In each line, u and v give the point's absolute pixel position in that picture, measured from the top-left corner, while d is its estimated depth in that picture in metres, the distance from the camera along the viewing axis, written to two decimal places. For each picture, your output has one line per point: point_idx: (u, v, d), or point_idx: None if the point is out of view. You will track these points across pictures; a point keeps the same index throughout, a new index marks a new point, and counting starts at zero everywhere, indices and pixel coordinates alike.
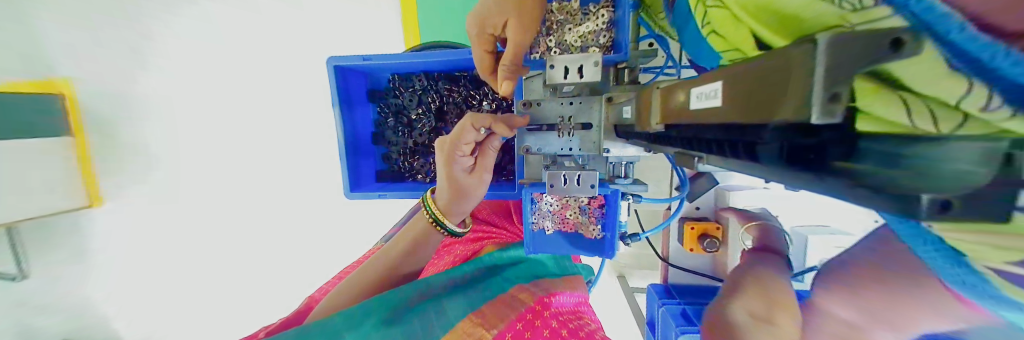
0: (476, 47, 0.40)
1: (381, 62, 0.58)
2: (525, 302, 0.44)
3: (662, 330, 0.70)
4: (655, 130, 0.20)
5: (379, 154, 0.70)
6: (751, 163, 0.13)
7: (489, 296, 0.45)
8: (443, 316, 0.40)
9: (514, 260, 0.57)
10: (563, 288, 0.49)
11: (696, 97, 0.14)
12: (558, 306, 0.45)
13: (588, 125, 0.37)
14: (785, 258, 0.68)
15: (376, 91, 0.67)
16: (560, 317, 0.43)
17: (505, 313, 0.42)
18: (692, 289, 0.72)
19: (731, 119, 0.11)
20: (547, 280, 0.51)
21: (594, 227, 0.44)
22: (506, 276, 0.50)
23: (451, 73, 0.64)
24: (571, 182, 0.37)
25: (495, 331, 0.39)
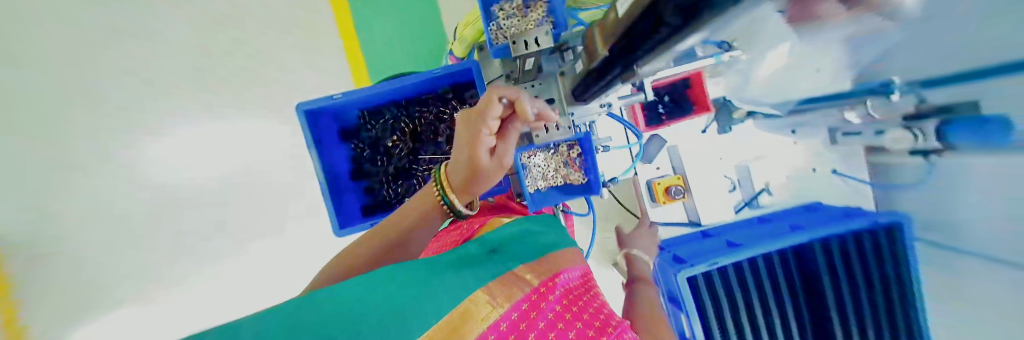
0: None
1: (353, 98, 0.64)
2: (530, 282, 0.45)
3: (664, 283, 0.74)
4: (602, 54, 0.30)
5: (361, 189, 0.72)
6: (654, 46, 0.21)
7: (496, 273, 0.44)
8: (452, 287, 0.37)
9: (513, 238, 0.58)
10: (564, 265, 0.54)
11: (619, 12, 0.23)
12: (562, 286, 0.48)
13: (551, 99, 0.48)
14: (738, 191, 0.80)
15: (349, 129, 0.71)
16: (563, 299, 0.47)
17: (510, 290, 0.42)
18: (676, 239, 0.80)
19: (631, 16, 0.20)
20: (550, 255, 0.54)
21: (578, 173, 0.50)
22: (509, 257, 0.51)
23: (419, 97, 0.71)
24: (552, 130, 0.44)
25: (503, 309, 0.38)
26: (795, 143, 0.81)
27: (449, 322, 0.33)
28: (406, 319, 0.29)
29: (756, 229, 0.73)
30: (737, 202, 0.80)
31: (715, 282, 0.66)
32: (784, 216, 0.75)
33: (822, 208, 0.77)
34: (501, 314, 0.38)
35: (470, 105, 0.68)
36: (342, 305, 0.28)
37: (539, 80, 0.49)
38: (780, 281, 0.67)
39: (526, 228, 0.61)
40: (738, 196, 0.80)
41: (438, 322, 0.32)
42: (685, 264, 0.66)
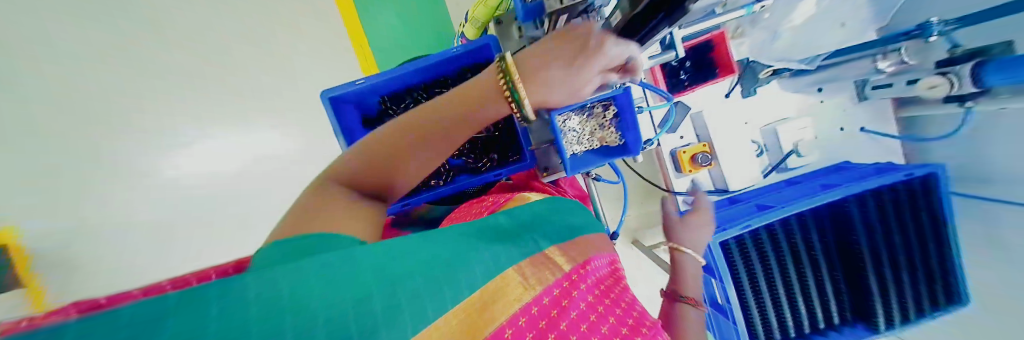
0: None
1: (375, 81, 0.64)
2: (563, 267, 0.40)
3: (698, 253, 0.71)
4: None
5: None
6: None
7: (529, 251, 0.40)
8: (485, 261, 0.33)
9: (544, 213, 0.53)
10: (592, 253, 0.48)
11: None
12: (594, 275, 0.42)
13: None
14: (765, 155, 0.79)
15: (371, 116, 0.72)
16: (597, 285, 0.41)
17: (543, 273, 0.37)
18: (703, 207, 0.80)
19: None
20: (579, 241, 0.49)
21: (613, 134, 0.51)
22: (542, 234, 0.46)
23: (437, 78, 0.70)
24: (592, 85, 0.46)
25: (535, 291, 0.34)
26: (822, 102, 0.79)
27: (483, 298, 0.29)
28: (440, 289, 0.26)
29: (788, 192, 0.71)
30: (764, 166, 0.79)
31: (748, 246, 0.64)
32: (813, 178, 0.74)
33: (852, 167, 0.75)
34: (537, 295, 0.33)
35: None
36: (374, 260, 0.25)
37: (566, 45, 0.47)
38: (814, 242, 0.66)
39: (558, 206, 0.58)
40: (765, 160, 0.80)
41: (472, 296, 0.28)
42: (717, 228, 0.64)
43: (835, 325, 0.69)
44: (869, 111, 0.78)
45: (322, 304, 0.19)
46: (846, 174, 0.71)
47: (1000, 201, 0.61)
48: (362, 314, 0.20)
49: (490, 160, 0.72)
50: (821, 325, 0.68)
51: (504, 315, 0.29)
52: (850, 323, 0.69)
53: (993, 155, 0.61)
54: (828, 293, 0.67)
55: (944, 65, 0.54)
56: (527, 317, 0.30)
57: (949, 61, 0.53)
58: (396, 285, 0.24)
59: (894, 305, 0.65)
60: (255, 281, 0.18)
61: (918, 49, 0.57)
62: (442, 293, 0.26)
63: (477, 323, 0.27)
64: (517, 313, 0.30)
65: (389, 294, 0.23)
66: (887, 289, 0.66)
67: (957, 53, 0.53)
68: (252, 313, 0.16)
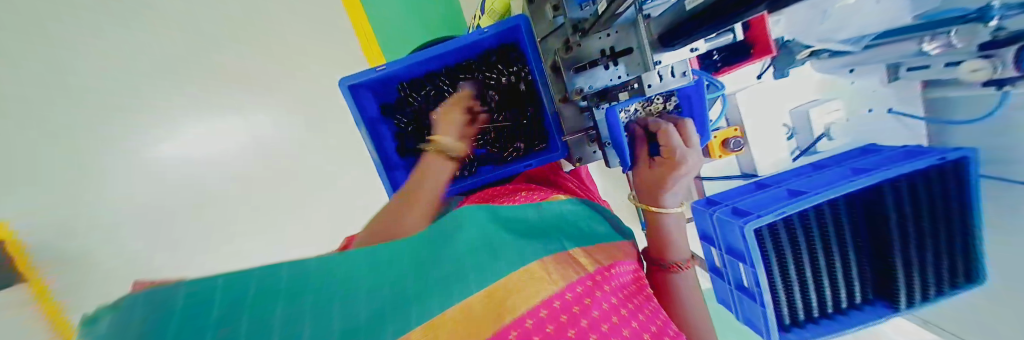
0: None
1: (396, 68, 0.60)
2: (586, 268, 0.37)
3: (722, 239, 0.72)
4: None
5: (409, 166, 0.71)
6: None
7: (553, 249, 0.38)
8: (514, 254, 0.33)
9: (572, 214, 0.52)
10: (618, 259, 0.44)
11: None
12: (618, 279, 0.38)
13: (630, 50, 0.43)
14: (793, 138, 0.81)
15: (388, 104, 0.68)
16: (624, 292, 0.37)
17: (566, 270, 0.34)
18: (726, 193, 0.80)
19: None
20: (604, 245, 0.46)
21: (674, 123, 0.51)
22: (568, 236, 0.44)
23: (459, 63, 0.67)
24: (667, 76, 0.41)
25: (558, 286, 0.31)
26: (852, 83, 0.76)
27: (502, 290, 0.28)
28: (464, 275, 0.27)
29: (814, 175, 0.70)
30: (792, 149, 0.81)
31: (781, 232, 0.62)
32: (841, 162, 0.72)
33: (880, 150, 0.72)
34: (561, 289, 0.30)
35: (518, 68, 0.65)
36: (410, 262, 0.29)
37: (616, 28, 0.43)
38: (843, 221, 0.64)
39: (589, 212, 0.55)
40: (793, 144, 0.81)
41: (495, 283, 0.28)
42: (750, 216, 0.61)
43: (857, 304, 0.69)
44: (897, 92, 0.74)
45: (364, 294, 0.24)
46: (874, 157, 0.68)
47: (1007, 181, 0.58)
48: (398, 296, 0.24)
49: (516, 151, 0.69)
50: (843, 305, 0.68)
51: (529, 303, 0.27)
52: (870, 301, 0.69)
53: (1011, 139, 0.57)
54: (853, 276, 0.67)
55: (986, 47, 0.49)
56: (550, 309, 0.28)
57: (992, 44, 0.48)
58: (424, 277, 0.27)
59: (918, 286, 0.64)
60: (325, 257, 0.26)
61: (966, 33, 0.49)
62: (467, 280, 0.27)
63: (503, 309, 0.26)
64: (539, 304, 0.27)
65: (419, 284, 0.26)
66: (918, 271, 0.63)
67: (1001, 36, 0.47)
68: (315, 290, 0.22)
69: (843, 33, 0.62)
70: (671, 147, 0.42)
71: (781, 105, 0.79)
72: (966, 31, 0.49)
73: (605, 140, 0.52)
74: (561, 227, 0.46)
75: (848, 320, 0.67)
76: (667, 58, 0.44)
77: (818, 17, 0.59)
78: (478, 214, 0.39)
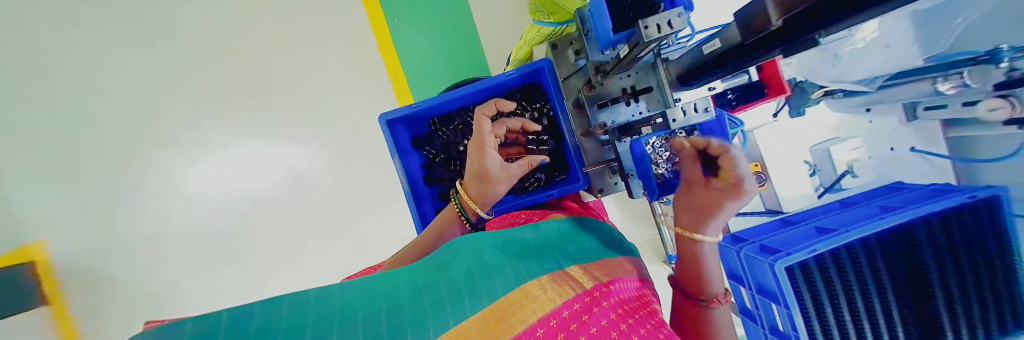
0: (528, 37, 0.79)
1: (430, 104, 0.66)
2: (583, 284, 0.35)
3: (751, 277, 0.69)
4: (776, 25, 0.24)
5: (435, 195, 0.73)
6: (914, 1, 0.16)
7: (548, 268, 0.37)
8: (509, 274, 0.34)
9: (571, 231, 0.52)
10: (620, 274, 0.42)
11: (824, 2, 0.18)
12: (619, 295, 0.35)
13: (650, 88, 0.47)
14: (818, 175, 0.80)
15: (421, 137, 0.74)
16: (625, 306, 0.33)
17: (562, 288, 0.33)
18: (751, 230, 0.78)
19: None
20: (605, 261, 0.44)
21: None
22: (564, 254, 0.43)
23: (486, 99, 0.72)
24: (689, 111, 0.42)
25: (556, 303, 0.30)
26: (871, 123, 0.76)
27: (497, 311, 0.28)
28: (459, 301, 0.28)
29: (842, 213, 0.69)
30: (817, 186, 0.80)
31: (811, 271, 0.59)
32: (871, 199, 0.70)
33: (909, 187, 0.70)
34: (556, 307, 0.29)
35: (540, 104, 0.69)
36: (408, 293, 0.30)
37: (636, 69, 0.48)
38: (879, 263, 0.60)
39: (586, 228, 0.56)
40: (817, 181, 0.80)
41: (491, 306, 0.28)
42: (780, 253, 0.59)
43: None
44: (919, 130, 0.73)
45: (362, 322, 0.24)
46: (905, 194, 0.67)
47: None
48: (394, 323, 0.25)
49: (537, 180, 0.70)
50: None
51: (524, 323, 0.27)
52: None
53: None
54: (898, 325, 0.60)
55: (1003, 86, 0.51)
56: (546, 329, 0.27)
57: (1010, 83, 0.50)
58: (419, 306, 0.28)
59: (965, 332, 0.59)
60: (323, 293, 0.27)
61: (980, 73, 0.52)
62: (462, 305, 0.28)
63: (499, 328, 0.26)
64: (536, 323, 0.27)
65: (414, 311, 0.27)
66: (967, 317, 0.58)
67: (1015, 76, 0.49)
68: (314, 320, 0.23)
69: (858, 72, 0.71)
70: (732, 173, 0.38)
71: (802, 141, 0.80)
72: (980, 72, 0.52)
73: (629, 171, 0.52)
74: (555, 245, 0.46)
75: None
76: (687, 95, 0.48)
77: (827, 60, 0.71)
78: (475, 242, 0.40)
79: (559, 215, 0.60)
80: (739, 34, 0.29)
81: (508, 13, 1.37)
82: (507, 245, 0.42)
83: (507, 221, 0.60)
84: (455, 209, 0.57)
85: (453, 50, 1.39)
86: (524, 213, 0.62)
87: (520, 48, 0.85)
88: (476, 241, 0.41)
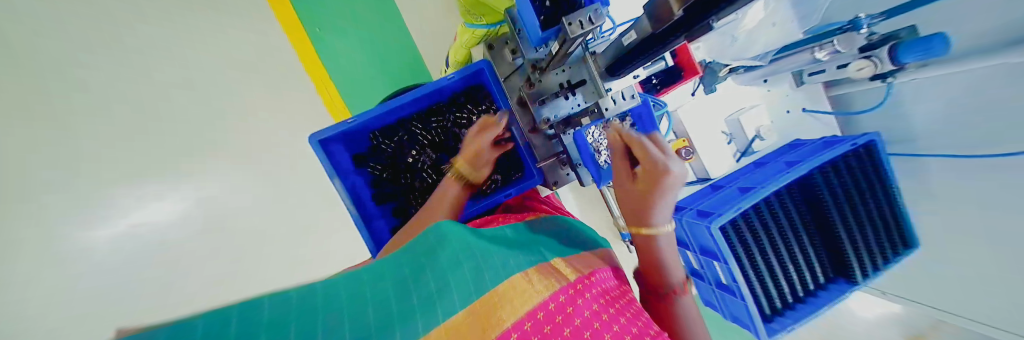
0: (462, 40, 0.79)
1: (367, 118, 0.62)
2: (567, 277, 0.35)
3: (696, 241, 0.76)
4: (678, 12, 0.27)
5: (388, 213, 0.69)
6: None
7: (535, 260, 0.37)
8: (502, 262, 0.33)
9: (546, 227, 0.54)
10: (598, 267, 0.42)
11: None
12: (601, 286, 0.36)
13: (584, 81, 0.50)
14: (734, 143, 0.92)
15: (362, 154, 0.69)
16: (608, 298, 0.34)
17: (548, 279, 0.32)
18: (689, 198, 0.87)
19: None
20: (585, 255, 0.45)
21: None
22: (549, 249, 0.44)
23: (429, 107, 0.70)
24: None
25: (542, 295, 0.30)
26: (770, 91, 0.89)
27: (489, 303, 0.27)
28: (450, 293, 0.27)
29: (757, 172, 0.80)
30: (735, 152, 0.92)
31: (745, 225, 0.68)
32: (777, 157, 0.82)
33: (804, 143, 0.83)
34: (544, 299, 0.29)
35: (485, 106, 0.68)
36: (396, 286, 0.28)
37: (570, 65, 0.50)
38: (793, 212, 0.69)
39: (557, 223, 0.56)
40: (735, 147, 0.92)
41: (479, 300, 0.27)
42: (715, 215, 0.67)
43: (823, 284, 0.71)
44: (806, 94, 0.87)
45: (348, 317, 0.23)
46: (803, 149, 0.79)
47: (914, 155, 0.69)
48: (381, 323, 0.23)
49: (495, 182, 0.70)
50: (811, 286, 0.70)
51: (513, 317, 0.26)
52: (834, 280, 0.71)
53: (909, 119, 0.69)
54: (815, 263, 0.70)
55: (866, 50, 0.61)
56: (534, 322, 0.27)
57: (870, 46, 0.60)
58: (407, 301, 0.27)
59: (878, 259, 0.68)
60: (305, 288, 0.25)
61: (847, 40, 0.61)
62: (451, 297, 0.27)
63: (489, 325, 0.25)
64: (524, 318, 0.26)
65: (403, 308, 0.26)
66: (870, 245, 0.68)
67: (874, 39, 0.60)
68: (301, 317, 0.22)
69: (752, 50, 0.81)
70: (651, 161, 0.41)
71: (717, 115, 0.91)
72: (847, 39, 0.61)
73: (578, 162, 0.56)
74: (540, 241, 0.46)
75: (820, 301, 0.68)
76: (617, 85, 0.52)
77: (727, 41, 0.81)
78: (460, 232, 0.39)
79: (521, 215, 0.61)
80: (650, 24, 0.32)
81: (438, 16, 1.34)
82: (491, 236, 0.42)
83: (473, 228, 0.59)
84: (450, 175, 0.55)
85: (385, 61, 1.33)
86: (491, 218, 0.61)
87: (456, 52, 0.84)
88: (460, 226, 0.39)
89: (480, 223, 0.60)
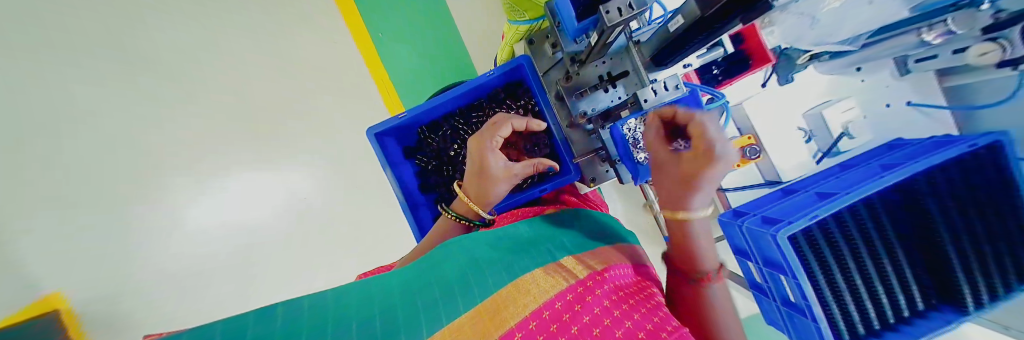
0: (507, 37, 0.80)
1: (415, 114, 0.67)
2: (576, 274, 0.35)
3: (757, 252, 0.67)
4: None
5: (432, 202, 0.74)
6: None
7: (542, 261, 0.38)
8: (504, 271, 0.34)
9: (565, 224, 0.53)
10: (613, 263, 0.41)
11: None
12: (613, 282, 0.35)
13: (627, 73, 0.47)
14: (813, 141, 0.79)
15: (411, 147, 0.75)
16: (619, 293, 0.33)
17: (553, 280, 0.33)
18: (752, 203, 0.77)
19: None
20: (601, 250, 0.44)
21: None
22: (558, 245, 0.44)
23: (472, 103, 0.73)
24: (660, 91, 0.42)
25: (548, 296, 0.30)
26: (863, 81, 0.75)
27: (490, 308, 0.28)
28: (454, 299, 0.28)
29: (840, 176, 0.68)
30: (814, 152, 0.79)
31: (818, 240, 0.58)
32: (869, 159, 0.68)
33: (907, 143, 0.68)
34: (549, 299, 0.30)
35: (524, 101, 0.69)
36: (404, 296, 0.30)
37: (611, 56, 0.48)
38: (882, 225, 0.58)
39: (582, 220, 0.56)
40: (814, 147, 0.79)
41: (482, 302, 0.28)
42: (781, 224, 0.58)
43: (920, 312, 0.57)
44: (913, 85, 0.72)
45: (355, 325, 0.23)
46: (904, 150, 0.65)
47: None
48: (388, 325, 0.24)
49: (531, 177, 0.71)
50: (906, 313, 0.57)
51: (516, 317, 0.26)
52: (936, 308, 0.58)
53: None
54: (912, 284, 0.57)
55: (991, 30, 0.50)
56: (538, 321, 0.27)
57: (996, 26, 0.49)
58: (413, 306, 0.28)
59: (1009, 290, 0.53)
60: (314, 301, 0.27)
61: (967, 20, 0.51)
62: (456, 303, 0.28)
63: (494, 324, 0.26)
64: (528, 317, 0.27)
65: (408, 311, 0.27)
66: (984, 267, 0.54)
67: (1003, 17, 0.48)
68: (311, 326, 0.23)
69: (840, 34, 0.63)
70: (700, 137, 0.33)
71: (792, 110, 0.79)
72: (965, 19, 0.51)
73: (615, 158, 0.54)
74: (552, 239, 0.46)
75: (915, 331, 0.55)
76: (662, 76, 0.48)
77: (805, 23, 0.62)
78: (467, 244, 0.41)
79: (551, 209, 0.61)
80: (697, 6, 0.30)
81: (485, 13, 1.37)
82: (501, 242, 0.43)
83: (504, 220, 0.61)
84: (451, 216, 0.58)
85: (434, 59, 1.40)
86: (520, 212, 0.63)
87: (502, 49, 0.86)
88: (466, 243, 0.41)
89: (510, 217, 0.62)
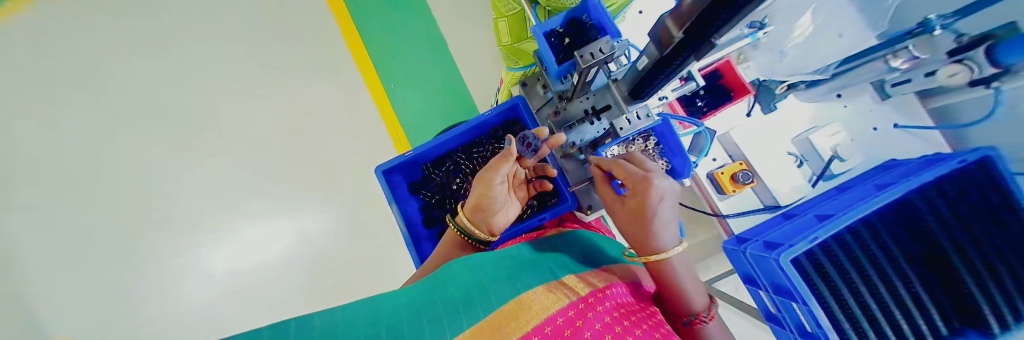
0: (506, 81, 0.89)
1: (420, 151, 0.73)
2: (578, 291, 0.36)
3: (765, 278, 0.65)
4: (678, 36, 0.30)
5: (433, 236, 0.76)
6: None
7: (543, 280, 0.39)
8: (506, 290, 0.35)
9: (564, 246, 0.54)
10: (613, 281, 0.41)
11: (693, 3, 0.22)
12: (615, 298, 0.36)
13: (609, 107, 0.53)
14: (805, 165, 0.80)
15: (416, 183, 0.80)
16: (620, 310, 0.34)
17: (554, 297, 0.34)
18: (754, 228, 0.77)
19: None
20: (599, 270, 0.45)
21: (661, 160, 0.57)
22: (559, 264, 0.45)
23: (472, 140, 0.78)
24: (634, 121, 0.47)
25: (551, 311, 0.31)
26: (846, 107, 0.77)
27: (493, 325, 0.29)
28: (460, 317, 0.30)
29: (837, 197, 0.68)
30: (809, 176, 0.80)
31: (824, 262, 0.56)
32: (864, 180, 0.69)
33: (900, 163, 0.68)
34: (551, 315, 0.31)
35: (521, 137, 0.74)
36: (412, 314, 0.31)
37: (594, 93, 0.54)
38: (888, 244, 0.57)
39: (581, 240, 0.57)
40: (808, 171, 0.80)
41: (487, 318, 0.30)
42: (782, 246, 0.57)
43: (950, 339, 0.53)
44: (896, 107, 0.74)
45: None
46: (897, 170, 0.65)
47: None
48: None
49: (530, 207, 0.74)
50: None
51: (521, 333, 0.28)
52: None
53: None
54: (931, 306, 0.53)
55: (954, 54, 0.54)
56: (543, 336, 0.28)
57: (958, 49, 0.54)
58: (419, 324, 0.29)
59: None
60: (324, 318, 0.28)
61: (926, 45, 0.58)
62: (461, 319, 0.30)
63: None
64: (533, 331, 0.28)
65: (416, 328, 0.28)
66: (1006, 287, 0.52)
67: (964, 41, 0.53)
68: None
69: (813, 63, 0.76)
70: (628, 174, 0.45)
71: (780, 136, 0.82)
72: (925, 44, 0.58)
73: None
74: (552, 258, 0.47)
75: None
76: None
77: (777, 57, 0.79)
78: (470, 264, 0.43)
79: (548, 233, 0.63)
80: (656, 49, 0.35)
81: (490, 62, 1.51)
82: (504, 263, 0.45)
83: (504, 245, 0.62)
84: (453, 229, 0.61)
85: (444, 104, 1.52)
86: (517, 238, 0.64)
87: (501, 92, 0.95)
88: (469, 263, 0.43)
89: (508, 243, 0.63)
